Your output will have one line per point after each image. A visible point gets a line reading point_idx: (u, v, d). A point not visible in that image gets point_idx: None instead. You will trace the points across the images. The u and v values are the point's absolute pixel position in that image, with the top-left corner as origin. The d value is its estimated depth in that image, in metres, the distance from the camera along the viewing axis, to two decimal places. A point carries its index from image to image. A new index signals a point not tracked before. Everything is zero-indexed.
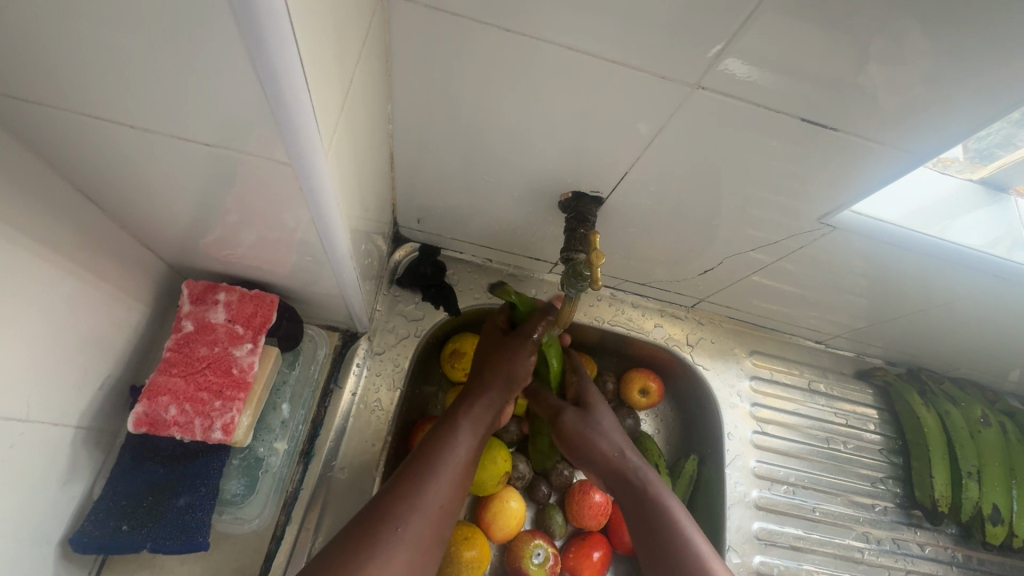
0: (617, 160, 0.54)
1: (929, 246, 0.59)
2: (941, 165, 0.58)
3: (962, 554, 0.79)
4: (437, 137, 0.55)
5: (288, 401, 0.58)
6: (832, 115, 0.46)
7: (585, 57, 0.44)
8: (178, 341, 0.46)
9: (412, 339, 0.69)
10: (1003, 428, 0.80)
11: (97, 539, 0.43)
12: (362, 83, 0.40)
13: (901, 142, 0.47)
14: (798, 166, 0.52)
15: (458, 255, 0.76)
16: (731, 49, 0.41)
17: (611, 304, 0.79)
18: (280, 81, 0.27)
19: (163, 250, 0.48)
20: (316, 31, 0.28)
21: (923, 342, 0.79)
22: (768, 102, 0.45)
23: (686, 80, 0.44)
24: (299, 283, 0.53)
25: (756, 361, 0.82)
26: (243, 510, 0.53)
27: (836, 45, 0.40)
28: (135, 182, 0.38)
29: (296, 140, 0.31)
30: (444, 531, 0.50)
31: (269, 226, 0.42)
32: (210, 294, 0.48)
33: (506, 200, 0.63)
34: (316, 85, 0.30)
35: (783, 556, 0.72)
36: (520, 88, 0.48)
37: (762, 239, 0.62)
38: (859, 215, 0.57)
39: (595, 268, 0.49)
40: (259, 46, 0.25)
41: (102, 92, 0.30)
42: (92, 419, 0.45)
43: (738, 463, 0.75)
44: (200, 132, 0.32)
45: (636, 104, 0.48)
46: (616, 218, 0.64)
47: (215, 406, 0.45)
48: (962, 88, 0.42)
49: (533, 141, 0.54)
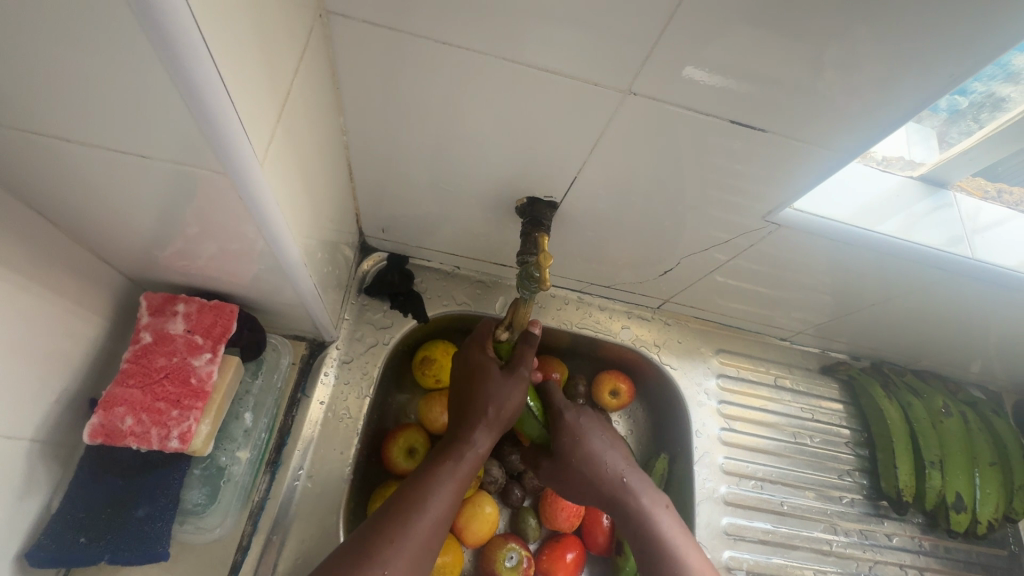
0: (568, 164, 0.56)
1: (874, 242, 0.61)
2: (886, 163, 0.63)
3: (929, 543, 0.81)
4: (393, 147, 0.57)
5: (251, 410, 0.58)
6: (765, 115, 0.48)
7: (524, 67, 0.46)
8: (136, 352, 0.47)
9: (380, 347, 0.70)
10: (964, 418, 0.82)
11: (53, 552, 0.43)
12: (304, 95, 0.41)
13: (828, 141, 0.50)
14: (741, 166, 0.54)
15: (426, 263, 0.77)
16: (661, 52, 0.43)
17: (579, 308, 0.81)
18: (202, 95, 0.28)
19: (120, 264, 0.48)
20: (237, 47, 0.30)
21: (882, 336, 0.81)
22: (699, 105, 0.47)
23: (619, 87, 0.47)
24: (259, 293, 0.54)
25: (722, 360, 0.83)
26: (205, 519, 0.53)
27: (754, 49, 0.42)
28: (83, 195, 0.39)
29: (229, 153, 0.33)
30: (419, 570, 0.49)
31: (220, 235, 0.43)
32: (168, 305, 0.49)
33: (466, 207, 0.64)
34: (242, 98, 0.31)
35: (752, 551, 0.73)
36: (467, 98, 0.50)
37: (715, 238, 0.64)
38: (802, 212, 0.59)
39: (544, 269, 0.51)
40: (175, 61, 0.26)
41: (39, 108, 0.31)
42: (48, 432, 0.45)
43: (707, 460, 0.76)
44: (139, 145, 0.33)
45: (579, 110, 0.50)
46: (573, 222, 0.65)
47: (172, 415, 0.46)
48: (878, 87, 0.44)
49: (485, 148, 0.55)
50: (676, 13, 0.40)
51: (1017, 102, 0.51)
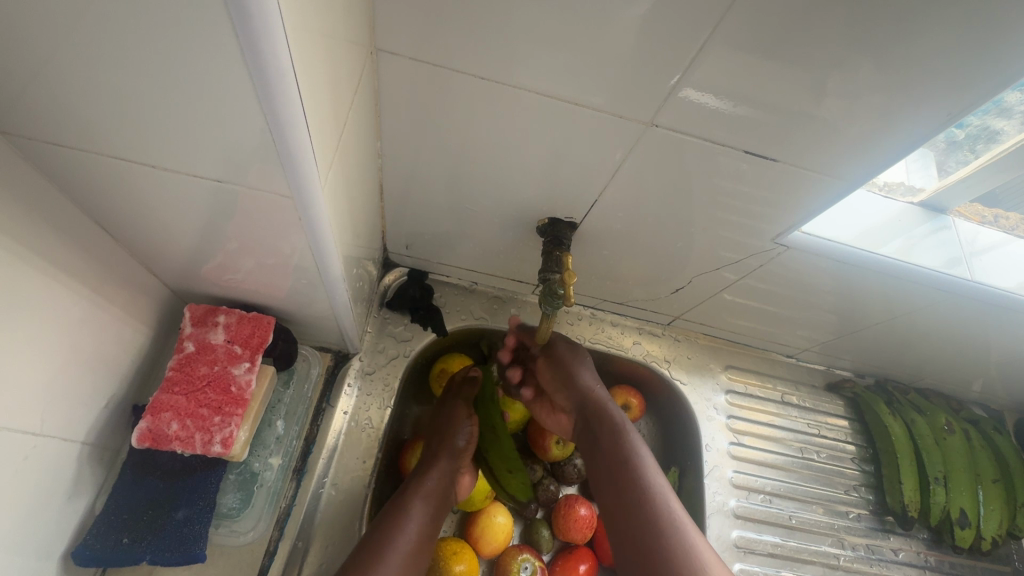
0: (589, 187, 0.59)
1: (879, 264, 0.64)
2: (888, 188, 0.66)
3: (935, 559, 0.82)
4: (423, 169, 0.60)
5: (283, 418, 0.61)
6: (775, 144, 0.51)
7: (553, 97, 0.49)
8: (180, 361, 0.49)
9: (401, 359, 0.72)
10: (966, 434, 0.84)
11: (97, 552, 0.45)
12: (355, 124, 0.44)
13: (835, 168, 0.53)
14: (752, 191, 0.57)
15: (445, 279, 0.80)
16: (681, 86, 0.47)
17: (592, 323, 0.83)
18: (284, 124, 0.32)
19: (167, 276, 0.51)
20: (314, 81, 0.33)
21: (887, 354, 0.83)
22: (716, 133, 0.51)
23: (641, 116, 0.50)
24: (294, 305, 0.56)
25: (731, 376, 0.86)
26: (239, 523, 0.55)
27: (767, 83, 0.46)
28: (149, 212, 0.42)
29: (298, 174, 0.36)
30: None
31: (269, 252, 0.46)
32: (210, 316, 0.52)
33: (488, 225, 0.67)
34: (315, 127, 0.34)
35: (761, 564, 0.75)
36: (496, 124, 0.53)
37: (725, 258, 0.67)
38: (809, 235, 0.62)
39: (568, 287, 0.53)
40: (268, 91, 0.30)
41: (126, 133, 0.34)
42: (97, 434, 0.47)
43: (716, 474, 0.78)
44: (211, 167, 0.36)
45: (602, 137, 0.53)
46: (591, 241, 0.68)
47: (215, 421, 0.48)
48: (883, 116, 0.48)
49: (511, 171, 0.58)
50: (698, 52, 0.44)
51: (1010, 134, 0.54)
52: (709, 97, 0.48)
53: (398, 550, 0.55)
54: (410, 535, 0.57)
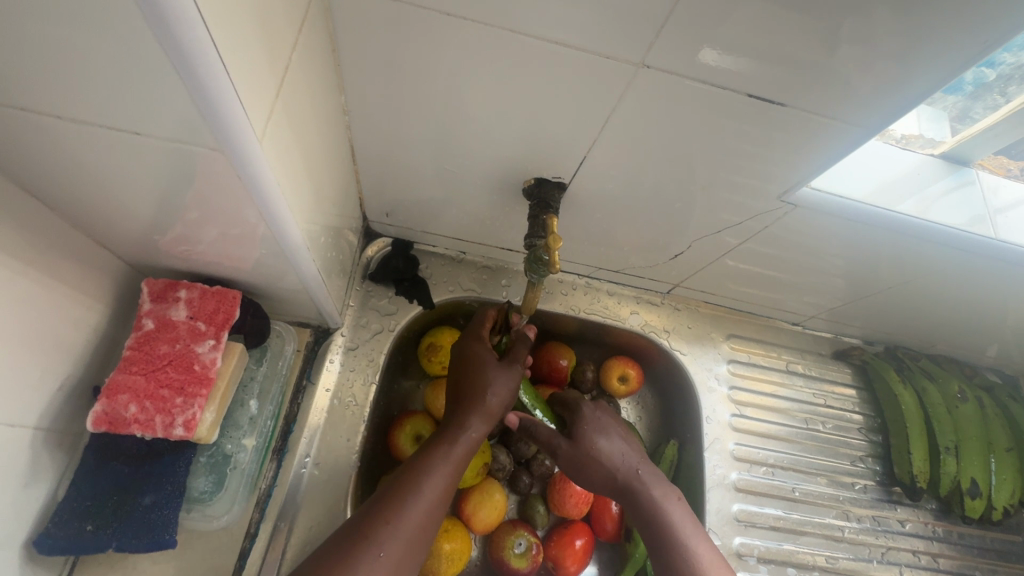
0: (577, 144, 0.54)
1: (894, 223, 0.59)
2: (905, 141, 0.61)
3: (943, 529, 0.80)
4: (396, 128, 0.55)
5: (256, 398, 0.57)
6: (784, 90, 0.46)
7: (530, 40, 0.44)
8: (138, 339, 0.46)
9: (386, 333, 0.69)
10: (980, 403, 0.80)
11: (62, 540, 0.43)
12: (303, 72, 0.40)
13: (851, 116, 0.47)
14: (757, 145, 0.52)
15: (431, 249, 0.76)
16: (675, 23, 0.41)
17: (587, 293, 0.79)
18: (193, 64, 0.27)
19: (119, 249, 0.47)
20: (230, 14, 0.28)
21: (898, 320, 0.79)
22: (715, 79, 0.45)
23: (631, 60, 0.44)
24: (262, 278, 0.52)
25: (733, 345, 0.82)
26: (212, 507, 0.53)
27: (774, 19, 0.40)
28: (80, 177, 0.38)
29: (225, 126, 0.31)
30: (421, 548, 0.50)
31: (220, 220, 0.42)
32: (170, 291, 0.48)
33: (472, 190, 0.63)
34: (237, 68, 0.30)
35: (763, 537, 0.73)
36: (472, 74, 0.48)
37: (725, 220, 0.63)
38: (818, 191, 0.57)
39: (553, 253, 0.50)
40: (164, 23, 0.25)
41: (28, 84, 0.29)
42: (52, 420, 0.44)
43: (717, 447, 0.76)
44: (132, 121, 0.32)
45: (589, 87, 0.48)
46: (582, 205, 0.63)
47: (177, 403, 0.45)
48: (907, 53, 0.42)
49: (492, 129, 0.54)
50: None
51: None
52: (714, 53, 0.43)
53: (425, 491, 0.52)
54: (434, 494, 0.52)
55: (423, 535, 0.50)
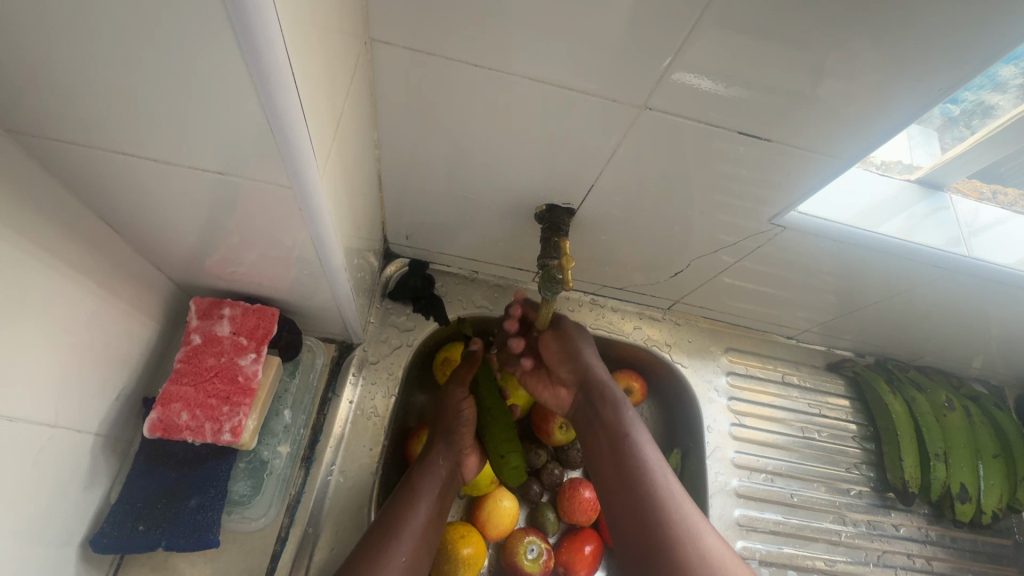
0: (586, 172, 0.59)
1: (876, 243, 0.64)
2: (885, 167, 0.66)
3: (936, 533, 0.83)
4: (421, 158, 0.60)
5: (290, 408, 0.62)
6: (770, 123, 0.51)
7: (545, 81, 0.50)
8: (188, 352, 0.50)
9: (405, 349, 0.73)
10: (967, 411, 0.85)
11: (114, 539, 0.46)
12: (352, 114, 0.45)
13: (829, 148, 0.53)
14: (749, 172, 0.57)
15: (446, 269, 0.80)
16: (678, 64, 0.47)
17: (592, 309, 0.84)
18: (282, 115, 0.32)
19: (172, 270, 0.52)
20: (312, 74, 0.33)
21: (887, 333, 0.84)
22: (711, 114, 0.51)
23: (635, 98, 0.50)
24: (297, 296, 0.57)
25: (731, 358, 0.86)
26: (250, 509, 0.57)
27: (762, 60, 0.46)
28: (151, 206, 0.42)
29: (296, 163, 0.36)
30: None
31: (270, 244, 0.46)
32: (216, 309, 0.53)
33: (488, 214, 0.68)
34: (311, 116, 0.35)
35: (764, 541, 0.76)
36: (492, 111, 0.53)
37: (721, 240, 0.68)
38: (804, 215, 0.63)
39: (566, 272, 0.54)
40: (265, 84, 0.30)
41: (126, 129, 0.34)
42: (109, 426, 0.48)
43: (718, 455, 0.79)
44: (210, 159, 0.37)
45: (597, 121, 0.53)
46: (589, 227, 0.69)
47: (224, 410, 0.49)
48: (883, 88, 0.47)
49: (508, 159, 0.59)
50: (691, 32, 0.44)
51: (1005, 109, 0.55)
52: (702, 80, 0.48)
53: (410, 531, 0.57)
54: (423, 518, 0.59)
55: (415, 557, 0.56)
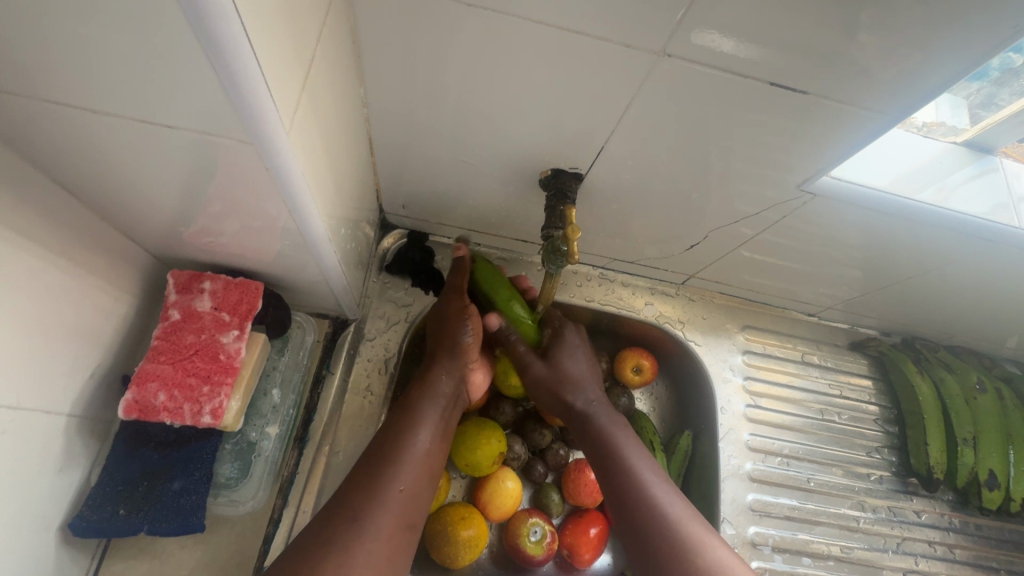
0: (595, 136, 0.54)
1: (916, 212, 0.58)
2: (926, 129, 0.60)
3: (959, 520, 0.80)
4: (414, 119, 0.55)
5: (278, 387, 0.58)
6: (805, 78, 0.45)
7: (549, 30, 0.44)
8: (166, 329, 0.47)
9: (403, 325, 0.70)
10: (999, 394, 0.80)
11: (95, 522, 0.44)
12: (327, 63, 0.40)
13: (871, 103, 0.46)
14: (777, 135, 0.51)
15: (446, 241, 0.76)
16: (698, 7, 0.40)
17: (601, 284, 0.79)
18: (227, 55, 0.27)
19: (147, 242, 0.48)
20: (263, 10, 0.29)
21: (916, 311, 0.78)
22: (737, 68, 0.45)
23: (652, 49, 0.44)
24: (283, 269, 0.53)
25: (748, 336, 0.82)
26: (238, 493, 0.54)
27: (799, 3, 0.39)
28: (110, 170, 0.38)
29: (256, 120, 0.32)
30: (412, 517, 0.49)
31: (245, 213, 0.42)
32: (195, 282, 0.49)
33: (489, 181, 0.63)
34: (268, 62, 0.30)
35: (777, 527, 0.73)
36: (488, 64, 0.48)
37: (741, 211, 0.62)
38: (838, 180, 0.57)
39: (571, 243, 0.50)
40: (203, 21, 0.26)
41: (62, 78, 0.30)
42: (84, 407, 0.46)
43: (732, 437, 0.76)
44: (161, 114, 0.32)
45: (607, 77, 0.47)
46: (598, 196, 0.63)
47: (204, 391, 0.46)
48: (938, 36, 0.41)
49: (509, 120, 0.54)
50: None
51: None
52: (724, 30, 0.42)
53: (408, 462, 0.52)
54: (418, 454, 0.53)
55: (416, 490, 0.51)
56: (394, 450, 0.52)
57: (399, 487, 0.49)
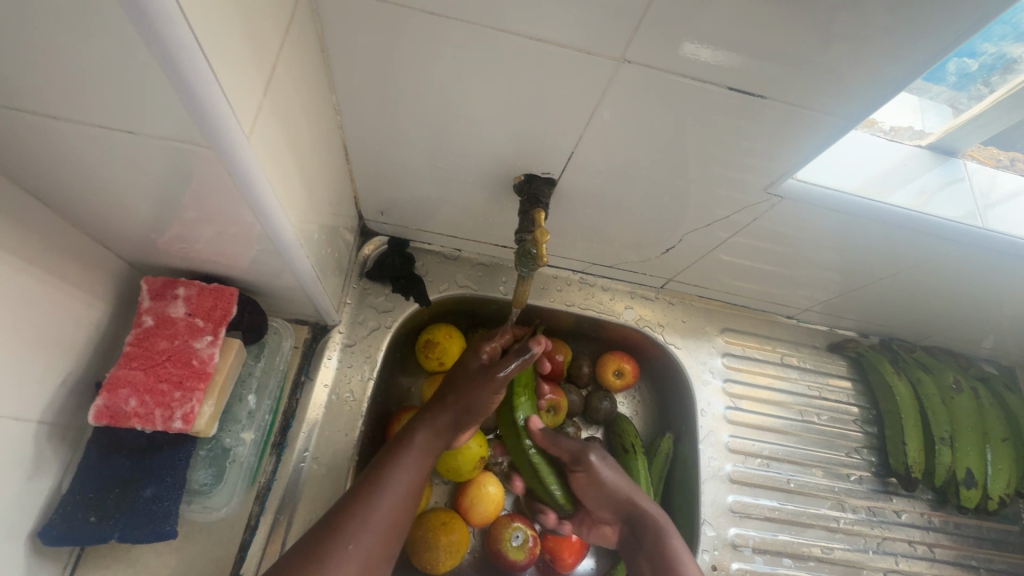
0: (566, 140, 0.55)
1: (884, 214, 0.59)
2: (893, 133, 0.61)
3: (939, 520, 0.80)
4: (388, 126, 0.56)
5: (254, 393, 0.58)
6: (764, 82, 0.46)
7: (514, 38, 0.45)
8: (138, 335, 0.47)
9: (383, 330, 0.70)
10: (975, 394, 0.81)
11: (66, 531, 0.44)
12: (292, 71, 0.41)
13: (829, 108, 0.48)
14: (742, 139, 0.52)
15: (426, 246, 0.77)
16: (654, 14, 0.42)
17: (582, 288, 0.80)
18: (181, 64, 0.28)
19: (119, 248, 0.49)
20: (216, 18, 0.29)
21: (892, 312, 0.79)
22: (696, 73, 0.46)
23: (613, 55, 0.45)
24: (258, 276, 0.54)
25: (728, 339, 0.83)
26: (212, 499, 0.54)
27: (751, 11, 0.41)
28: (78, 177, 0.39)
29: (215, 126, 0.32)
30: (385, 551, 0.52)
31: (215, 219, 0.43)
32: (169, 289, 0.49)
33: (465, 187, 0.64)
34: (224, 68, 0.31)
35: (758, 528, 0.73)
36: (457, 71, 0.49)
37: (713, 214, 0.63)
38: (805, 182, 0.58)
39: (540, 247, 0.50)
40: (154, 30, 0.26)
41: (24, 86, 0.30)
42: (55, 414, 0.45)
43: (712, 439, 0.76)
44: (124, 121, 0.33)
45: (573, 83, 0.48)
46: (573, 200, 0.64)
47: (175, 397, 0.47)
48: (888, 41, 0.42)
49: (481, 126, 0.54)
50: None
51: None
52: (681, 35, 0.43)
53: (390, 492, 0.53)
54: (403, 486, 0.54)
55: (393, 524, 0.53)
56: (380, 479, 0.54)
57: (377, 521, 0.51)
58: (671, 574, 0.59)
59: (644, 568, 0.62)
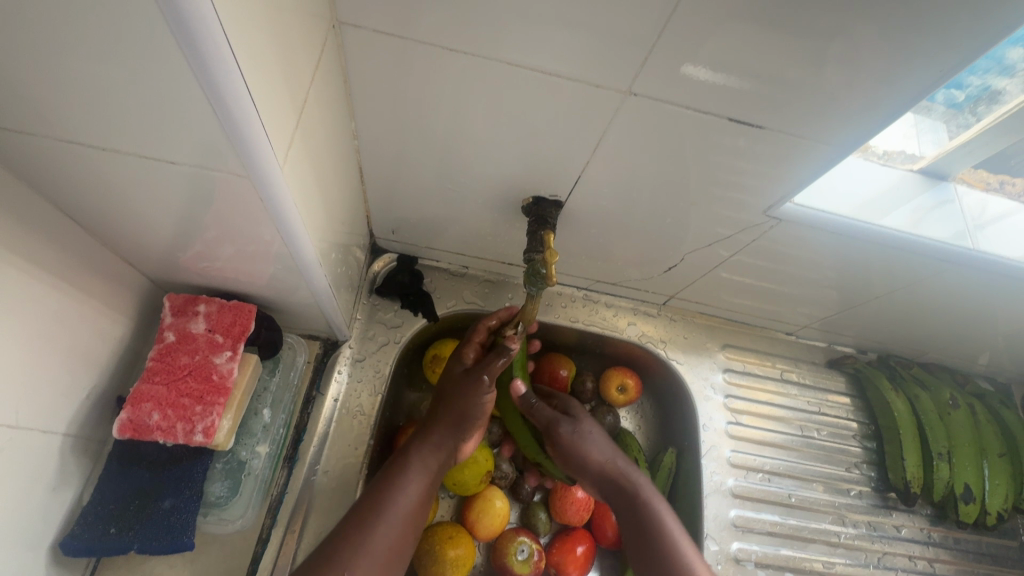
0: (573, 164, 0.57)
1: (878, 234, 0.62)
2: (886, 157, 0.63)
3: (938, 535, 0.81)
4: (402, 150, 0.59)
5: (269, 406, 0.60)
6: (761, 112, 0.49)
7: (525, 70, 0.48)
8: (160, 350, 0.49)
9: (392, 345, 0.72)
10: (971, 410, 0.82)
11: (86, 542, 0.46)
12: (319, 101, 0.43)
13: (824, 136, 0.50)
14: (742, 165, 0.55)
15: (434, 264, 0.79)
16: (659, 51, 0.44)
17: (586, 305, 0.82)
18: (227, 99, 0.31)
19: (145, 267, 0.51)
20: (258, 57, 0.32)
21: (889, 329, 0.81)
22: (697, 104, 0.49)
23: (619, 86, 0.48)
24: (276, 293, 0.56)
25: (729, 355, 0.84)
26: (227, 511, 0.55)
27: (748, 48, 0.43)
28: (113, 200, 0.41)
29: (252, 155, 0.35)
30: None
31: (240, 240, 0.45)
32: (190, 305, 0.51)
33: (475, 207, 0.66)
34: (263, 102, 0.33)
35: (760, 543, 0.74)
36: (470, 100, 0.51)
37: (714, 235, 0.65)
38: (801, 206, 0.60)
39: (550, 266, 0.52)
40: (205, 70, 0.29)
41: (74, 118, 0.33)
42: (79, 426, 0.47)
43: (714, 453, 0.77)
44: (165, 150, 0.35)
45: (581, 111, 0.51)
46: (578, 220, 0.67)
47: (196, 410, 0.48)
48: (877, 75, 0.45)
49: (492, 151, 0.57)
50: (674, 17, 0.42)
51: (1013, 95, 0.52)
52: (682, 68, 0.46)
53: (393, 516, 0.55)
54: (403, 509, 0.56)
55: (395, 550, 0.54)
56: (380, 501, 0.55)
57: (382, 544, 0.53)
58: (657, 535, 0.59)
59: (630, 535, 0.62)
